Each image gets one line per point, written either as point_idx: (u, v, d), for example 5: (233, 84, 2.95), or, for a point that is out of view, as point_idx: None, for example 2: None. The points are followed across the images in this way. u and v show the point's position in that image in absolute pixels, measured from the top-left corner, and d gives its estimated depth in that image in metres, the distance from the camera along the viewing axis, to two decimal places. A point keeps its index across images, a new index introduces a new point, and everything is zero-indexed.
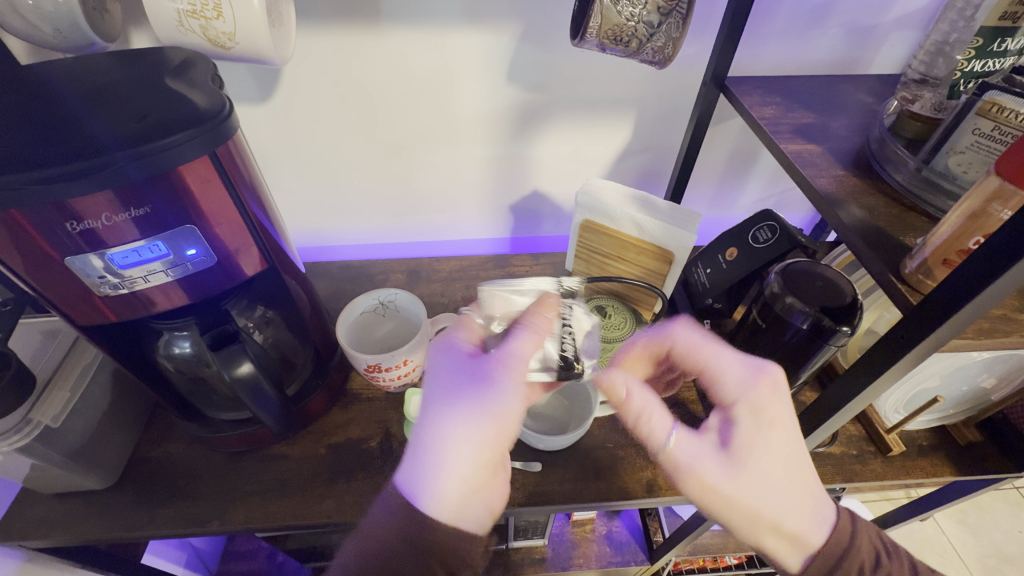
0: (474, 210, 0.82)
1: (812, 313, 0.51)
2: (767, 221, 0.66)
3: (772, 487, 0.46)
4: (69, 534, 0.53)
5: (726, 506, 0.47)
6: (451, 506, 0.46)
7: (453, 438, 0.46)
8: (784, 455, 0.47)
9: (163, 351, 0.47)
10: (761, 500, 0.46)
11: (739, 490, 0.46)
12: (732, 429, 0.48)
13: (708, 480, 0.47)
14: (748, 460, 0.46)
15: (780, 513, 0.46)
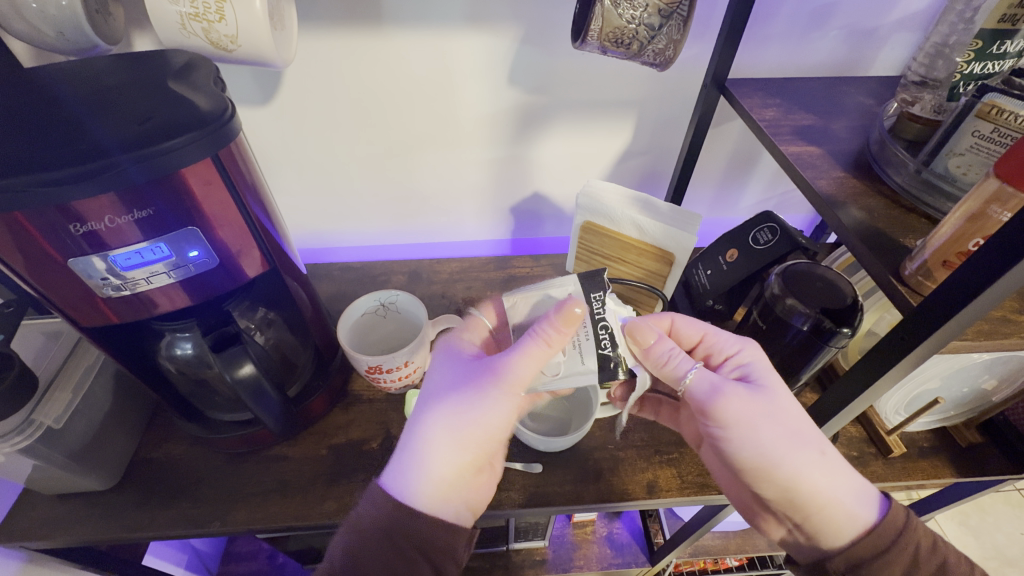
0: (475, 212, 0.83)
1: (812, 315, 0.52)
2: (768, 223, 0.66)
3: (804, 419, 0.47)
4: (70, 535, 0.53)
5: (768, 445, 0.46)
6: (429, 498, 0.46)
7: (437, 430, 0.47)
8: (797, 391, 0.49)
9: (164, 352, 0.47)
10: (806, 434, 0.46)
11: (778, 421, 0.46)
12: (750, 372, 0.49)
13: (745, 410, 0.47)
14: (776, 391, 0.48)
15: (819, 446, 0.46)
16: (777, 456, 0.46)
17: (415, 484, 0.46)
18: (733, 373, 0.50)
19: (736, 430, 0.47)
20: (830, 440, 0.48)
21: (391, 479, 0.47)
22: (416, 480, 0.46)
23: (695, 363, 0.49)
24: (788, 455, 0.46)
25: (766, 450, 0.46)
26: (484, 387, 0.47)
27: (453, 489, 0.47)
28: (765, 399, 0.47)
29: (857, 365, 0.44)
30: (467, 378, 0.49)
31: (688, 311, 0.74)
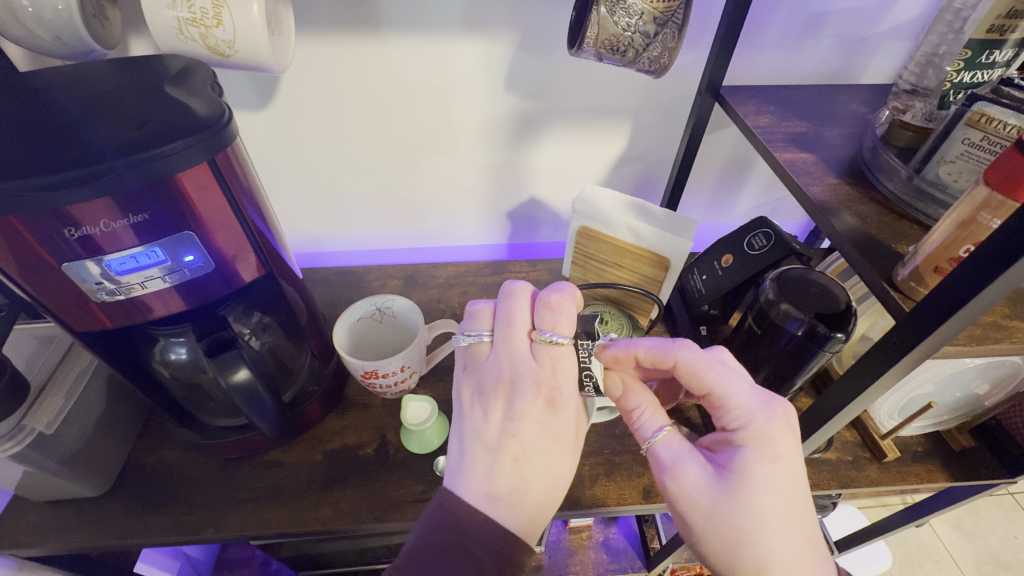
0: (472, 217, 0.83)
1: (806, 320, 0.52)
2: (761, 228, 0.67)
3: (761, 532, 0.40)
4: (60, 543, 0.52)
5: (701, 540, 0.43)
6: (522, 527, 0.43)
7: (491, 470, 0.43)
8: (783, 494, 0.41)
9: (159, 357, 0.48)
10: (762, 541, 0.40)
11: (719, 522, 0.41)
12: (730, 457, 0.43)
13: (688, 497, 0.44)
14: (745, 491, 0.41)
15: (766, 568, 0.40)
16: (714, 556, 0.43)
17: (510, 514, 0.43)
18: (716, 446, 0.45)
19: (680, 512, 0.44)
20: (802, 560, 0.40)
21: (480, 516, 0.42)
22: (514, 511, 0.43)
23: (662, 430, 0.47)
24: (723, 559, 0.42)
25: (704, 546, 0.43)
26: (553, 407, 0.45)
27: (543, 512, 0.45)
28: (713, 494, 0.42)
29: (851, 368, 0.44)
30: (519, 406, 0.44)
31: (684, 316, 0.74)
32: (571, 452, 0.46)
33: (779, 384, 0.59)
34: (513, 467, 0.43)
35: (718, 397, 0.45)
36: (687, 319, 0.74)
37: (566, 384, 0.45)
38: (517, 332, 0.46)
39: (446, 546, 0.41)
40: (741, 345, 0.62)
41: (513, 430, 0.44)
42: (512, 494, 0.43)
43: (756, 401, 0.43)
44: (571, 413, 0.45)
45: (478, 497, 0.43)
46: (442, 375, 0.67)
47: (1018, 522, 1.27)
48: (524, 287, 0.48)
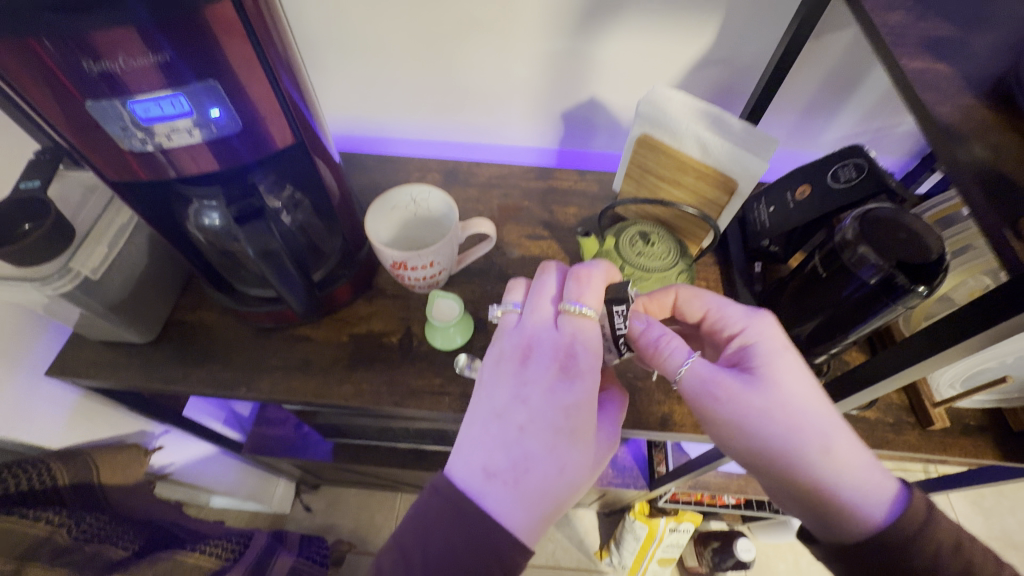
0: (522, 114, 0.76)
1: (884, 268, 0.45)
2: (854, 158, 0.59)
3: (804, 412, 0.45)
4: (112, 379, 0.57)
5: (761, 442, 0.46)
6: (521, 522, 0.42)
7: (494, 444, 0.44)
8: (804, 375, 0.47)
9: (193, 220, 0.47)
10: (805, 420, 0.45)
11: (778, 415, 0.45)
12: (752, 354, 0.48)
13: (738, 403, 0.46)
14: (776, 377, 0.47)
15: (823, 443, 0.45)
16: (773, 454, 0.46)
17: (504, 496, 0.42)
18: (736, 354, 0.50)
19: (731, 425, 0.46)
20: (841, 431, 0.46)
21: (474, 496, 0.42)
22: (509, 500, 0.42)
23: (692, 353, 0.48)
24: (783, 454, 0.45)
25: (762, 447, 0.46)
26: (567, 376, 0.46)
27: (546, 504, 0.43)
28: (764, 391, 0.46)
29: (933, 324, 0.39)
30: (534, 371, 0.46)
31: (739, 248, 0.68)
32: (581, 444, 0.45)
33: (831, 334, 0.54)
34: (518, 440, 0.44)
35: (717, 313, 0.52)
36: (742, 253, 0.68)
37: (586, 359, 0.46)
38: (545, 304, 0.49)
39: (438, 525, 0.41)
40: (799, 288, 0.56)
41: (525, 395, 0.45)
42: (509, 477, 0.43)
43: (746, 307, 0.51)
44: (584, 390, 0.45)
45: (475, 475, 0.43)
46: (472, 277, 0.65)
47: None
48: (558, 269, 0.52)
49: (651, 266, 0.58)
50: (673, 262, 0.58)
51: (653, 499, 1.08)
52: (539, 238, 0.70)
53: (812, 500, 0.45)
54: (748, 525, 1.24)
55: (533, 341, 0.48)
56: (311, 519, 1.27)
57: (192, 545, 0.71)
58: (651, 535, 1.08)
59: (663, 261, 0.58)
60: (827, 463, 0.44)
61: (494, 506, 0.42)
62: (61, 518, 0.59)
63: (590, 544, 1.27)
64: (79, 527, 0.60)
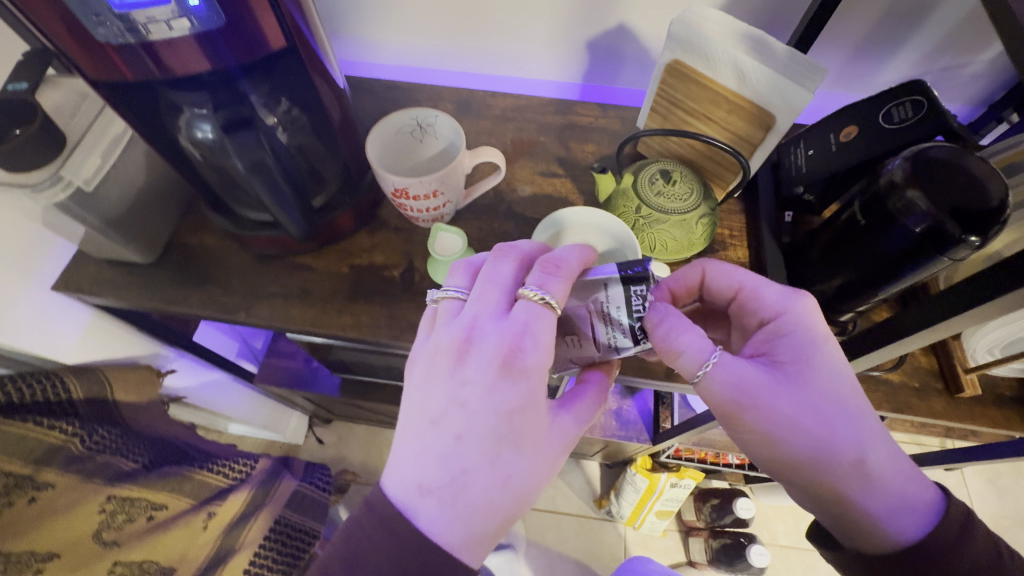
0: (545, 40, 0.70)
1: (933, 215, 0.40)
2: (914, 94, 0.52)
3: (839, 417, 0.43)
4: (115, 298, 0.57)
5: (788, 449, 0.43)
6: (459, 538, 0.41)
7: (429, 456, 0.42)
8: (842, 372, 0.44)
9: (184, 132, 0.45)
10: (838, 425, 0.43)
11: (805, 421, 0.43)
12: (786, 346, 0.45)
13: (768, 404, 0.44)
14: (811, 376, 0.44)
15: (857, 453, 0.42)
16: (802, 462, 0.43)
17: (442, 512, 0.41)
18: (765, 344, 0.47)
19: (758, 427, 0.44)
20: (875, 437, 0.43)
21: (408, 513, 0.41)
22: (444, 517, 0.41)
23: (715, 351, 0.44)
24: (811, 463, 0.43)
25: (787, 457, 0.44)
26: (512, 375, 0.42)
27: (486, 518, 0.42)
28: (792, 392, 0.44)
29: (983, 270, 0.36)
30: (473, 371, 0.43)
31: (769, 196, 0.62)
32: (527, 450, 0.42)
33: (859, 291, 0.50)
34: (455, 450, 0.42)
35: (749, 293, 0.48)
36: (772, 201, 0.62)
37: (531, 357, 0.42)
38: (492, 291, 0.45)
39: (372, 543, 0.41)
40: (830, 241, 0.51)
41: (463, 398, 0.42)
42: (446, 493, 0.41)
43: (782, 290, 0.47)
44: (527, 391, 0.42)
45: (408, 490, 0.41)
46: (479, 214, 0.62)
47: None
48: (512, 250, 0.46)
49: (670, 207, 0.53)
50: (695, 205, 0.53)
51: (656, 454, 1.08)
52: (552, 176, 0.65)
53: (837, 512, 0.43)
54: (750, 486, 1.24)
55: (476, 336, 0.44)
56: (323, 451, 1.32)
57: (201, 463, 0.74)
58: (651, 489, 1.08)
59: (684, 202, 0.53)
60: (859, 473, 0.42)
61: (428, 523, 0.41)
62: (76, 429, 0.60)
63: (590, 492, 1.30)
64: (92, 438, 0.62)
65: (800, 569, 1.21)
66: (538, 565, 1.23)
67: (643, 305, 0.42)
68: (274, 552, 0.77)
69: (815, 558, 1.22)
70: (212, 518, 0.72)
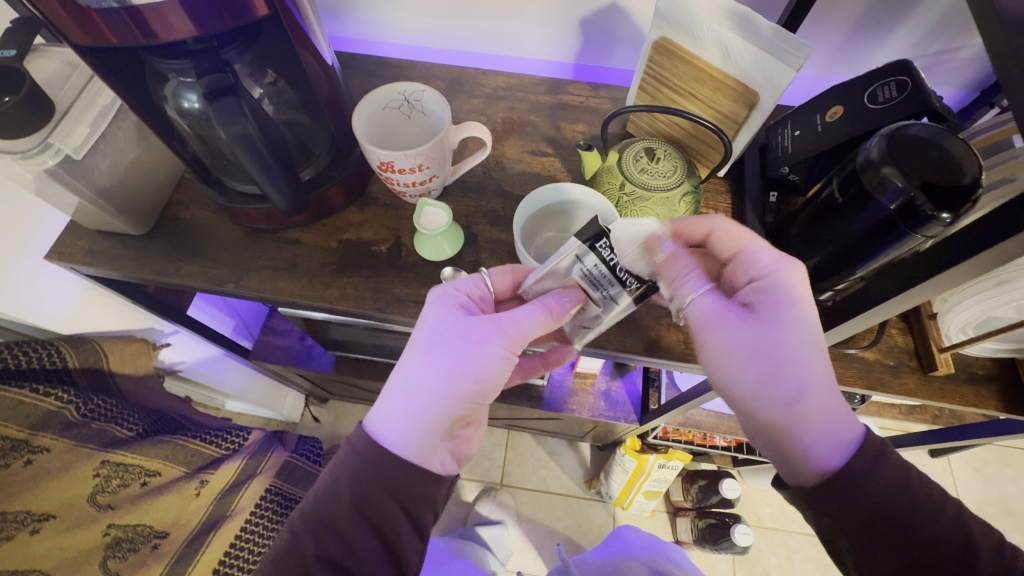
0: (538, 19, 0.70)
1: (906, 191, 0.41)
2: (899, 75, 0.52)
3: (790, 361, 0.44)
4: (106, 268, 0.58)
5: (737, 382, 0.46)
6: (410, 453, 0.46)
7: (397, 382, 0.47)
8: (808, 329, 0.44)
9: (171, 101, 0.45)
10: (785, 368, 0.44)
11: (758, 353, 0.45)
12: (763, 300, 0.46)
13: (727, 341, 0.46)
14: (770, 323, 0.45)
15: (797, 394, 0.43)
16: (746, 394, 0.46)
17: (394, 432, 0.46)
18: (749, 298, 0.47)
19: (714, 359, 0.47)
20: (825, 387, 0.43)
21: (375, 432, 0.46)
22: (405, 429, 0.46)
23: (702, 286, 0.48)
24: (755, 393, 0.45)
25: (730, 384, 0.47)
26: (461, 308, 0.49)
27: (428, 433, 0.46)
28: (755, 333, 0.45)
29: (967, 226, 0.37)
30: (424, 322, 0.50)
31: (755, 176, 0.63)
32: (486, 366, 0.47)
33: (837, 268, 0.50)
34: (411, 379, 0.47)
35: (745, 254, 0.48)
36: (757, 181, 0.63)
37: (462, 309, 0.49)
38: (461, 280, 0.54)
39: (348, 478, 0.45)
40: (810, 219, 0.52)
41: (417, 334, 0.48)
42: (403, 413, 0.46)
43: (777, 255, 0.47)
44: (456, 332, 0.47)
45: (380, 417, 0.47)
46: (466, 191, 0.63)
47: None
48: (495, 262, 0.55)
49: (653, 184, 0.54)
50: (677, 182, 0.54)
51: (645, 434, 1.10)
52: (541, 155, 0.66)
53: (773, 439, 0.44)
54: (738, 468, 1.26)
55: None
56: (319, 429, 1.34)
57: (194, 432, 0.77)
58: (640, 469, 1.09)
59: (667, 180, 0.54)
60: (797, 408, 0.43)
61: (388, 439, 0.46)
62: (71, 397, 0.63)
63: (580, 473, 1.32)
64: (87, 406, 0.65)
65: (784, 550, 1.24)
66: (527, 541, 1.25)
67: (618, 256, 0.42)
68: (266, 519, 0.77)
69: (799, 540, 1.25)
70: (204, 486, 0.74)
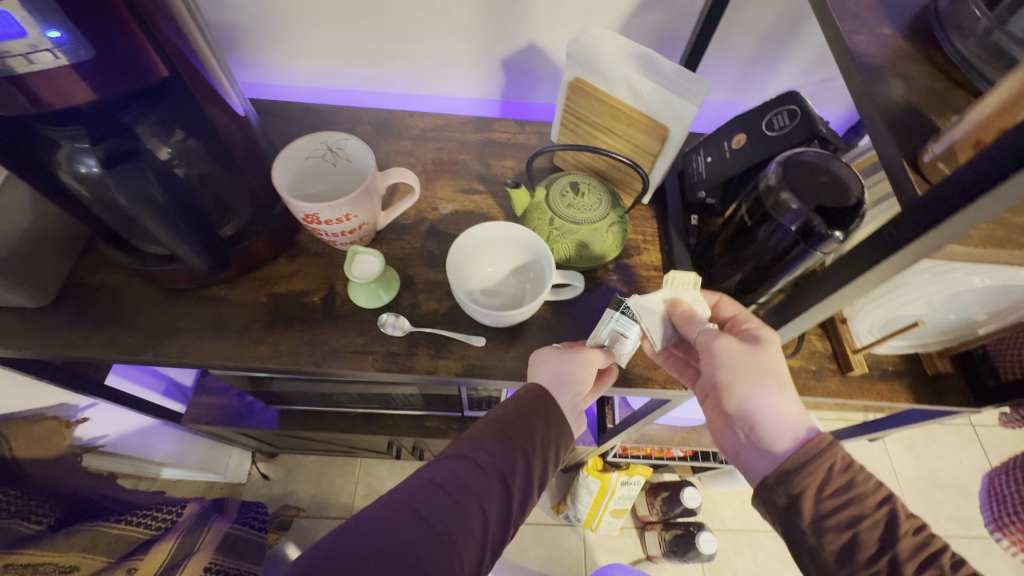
0: (460, 61, 0.72)
1: (804, 213, 0.44)
2: (789, 104, 0.57)
3: (755, 387, 0.49)
4: (2, 347, 0.52)
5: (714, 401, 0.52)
6: (501, 462, 0.46)
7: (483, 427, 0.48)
8: (776, 365, 0.49)
9: (64, 168, 0.41)
10: (750, 393, 0.49)
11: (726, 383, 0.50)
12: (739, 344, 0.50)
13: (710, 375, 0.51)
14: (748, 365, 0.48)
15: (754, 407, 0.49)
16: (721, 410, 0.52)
17: (481, 458, 0.46)
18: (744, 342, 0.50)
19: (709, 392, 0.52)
20: (774, 398, 0.49)
21: (451, 470, 0.45)
22: (483, 459, 0.46)
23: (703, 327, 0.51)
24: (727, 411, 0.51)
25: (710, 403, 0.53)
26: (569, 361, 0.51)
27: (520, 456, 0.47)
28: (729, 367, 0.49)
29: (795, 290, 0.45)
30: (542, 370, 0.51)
31: (676, 201, 0.66)
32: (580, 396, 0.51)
33: (755, 284, 0.54)
34: (522, 414, 0.49)
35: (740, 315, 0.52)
36: (679, 206, 0.66)
37: (568, 375, 0.50)
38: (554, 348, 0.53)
39: (416, 512, 0.42)
40: (728, 241, 0.55)
41: (544, 377, 0.51)
42: (493, 448, 0.47)
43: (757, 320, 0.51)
44: (571, 380, 0.50)
45: (454, 463, 0.46)
46: (400, 234, 0.62)
47: (967, 449, 1.35)
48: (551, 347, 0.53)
49: (582, 217, 0.56)
50: (604, 214, 0.56)
51: (605, 454, 1.11)
52: (473, 193, 0.66)
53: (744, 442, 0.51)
54: (698, 475, 1.29)
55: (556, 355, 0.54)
56: (268, 486, 1.26)
57: (117, 517, 0.70)
58: (604, 489, 1.09)
59: (595, 213, 0.56)
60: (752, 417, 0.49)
61: (469, 460, 0.46)
62: None
63: (547, 499, 1.31)
64: None
65: (748, 550, 1.27)
66: None
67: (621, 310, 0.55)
68: None
69: (762, 537, 1.29)
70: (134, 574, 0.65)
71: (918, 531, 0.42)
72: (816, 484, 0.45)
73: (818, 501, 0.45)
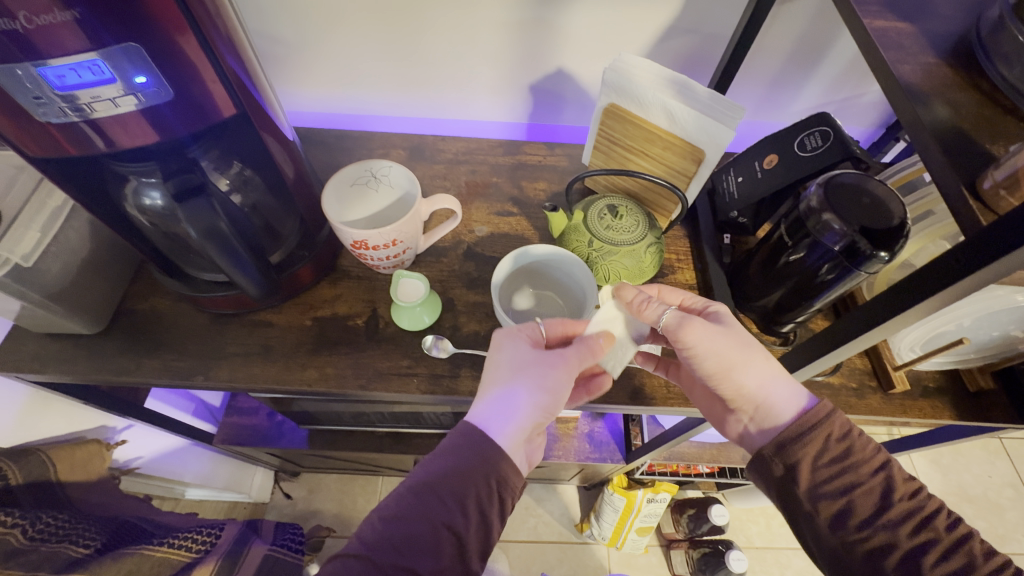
0: (490, 87, 0.74)
1: (847, 233, 0.45)
2: (820, 126, 0.58)
3: (745, 361, 0.48)
4: (57, 373, 0.54)
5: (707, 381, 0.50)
6: (472, 471, 0.44)
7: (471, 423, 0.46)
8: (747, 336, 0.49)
9: (132, 201, 0.44)
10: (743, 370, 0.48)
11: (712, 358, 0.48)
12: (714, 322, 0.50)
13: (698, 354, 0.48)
14: (727, 338, 0.48)
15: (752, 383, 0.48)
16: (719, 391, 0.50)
17: (448, 474, 0.43)
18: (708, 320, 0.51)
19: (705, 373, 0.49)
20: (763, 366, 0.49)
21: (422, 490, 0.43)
22: (464, 466, 0.44)
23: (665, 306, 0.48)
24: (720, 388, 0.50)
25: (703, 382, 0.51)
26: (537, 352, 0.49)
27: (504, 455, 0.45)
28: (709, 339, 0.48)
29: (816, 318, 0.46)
30: (514, 357, 0.49)
31: (708, 220, 0.67)
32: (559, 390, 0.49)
33: (796, 302, 0.54)
34: (497, 410, 0.47)
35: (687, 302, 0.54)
36: (711, 225, 0.67)
37: (546, 365, 0.48)
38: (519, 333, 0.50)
39: (392, 546, 0.40)
40: (765, 259, 0.56)
41: (518, 371, 0.48)
42: (474, 452, 0.45)
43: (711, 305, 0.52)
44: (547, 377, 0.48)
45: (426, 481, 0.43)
46: (438, 256, 0.64)
47: (995, 462, 1.33)
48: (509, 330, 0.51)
49: (620, 238, 0.57)
50: (642, 235, 0.57)
51: (630, 471, 1.10)
52: (507, 215, 0.68)
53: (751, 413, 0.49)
54: (723, 491, 1.28)
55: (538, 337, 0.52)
56: (291, 506, 1.26)
57: (159, 540, 0.70)
58: (630, 506, 1.08)
59: (633, 234, 0.57)
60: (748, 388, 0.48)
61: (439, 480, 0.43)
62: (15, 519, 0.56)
63: (570, 518, 1.30)
64: (35, 526, 0.58)
65: (776, 568, 1.25)
66: None
67: None
68: None
69: (789, 555, 1.27)
70: None
71: (914, 495, 0.43)
72: (813, 455, 0.46)
73: (813, 470, 0.46)
